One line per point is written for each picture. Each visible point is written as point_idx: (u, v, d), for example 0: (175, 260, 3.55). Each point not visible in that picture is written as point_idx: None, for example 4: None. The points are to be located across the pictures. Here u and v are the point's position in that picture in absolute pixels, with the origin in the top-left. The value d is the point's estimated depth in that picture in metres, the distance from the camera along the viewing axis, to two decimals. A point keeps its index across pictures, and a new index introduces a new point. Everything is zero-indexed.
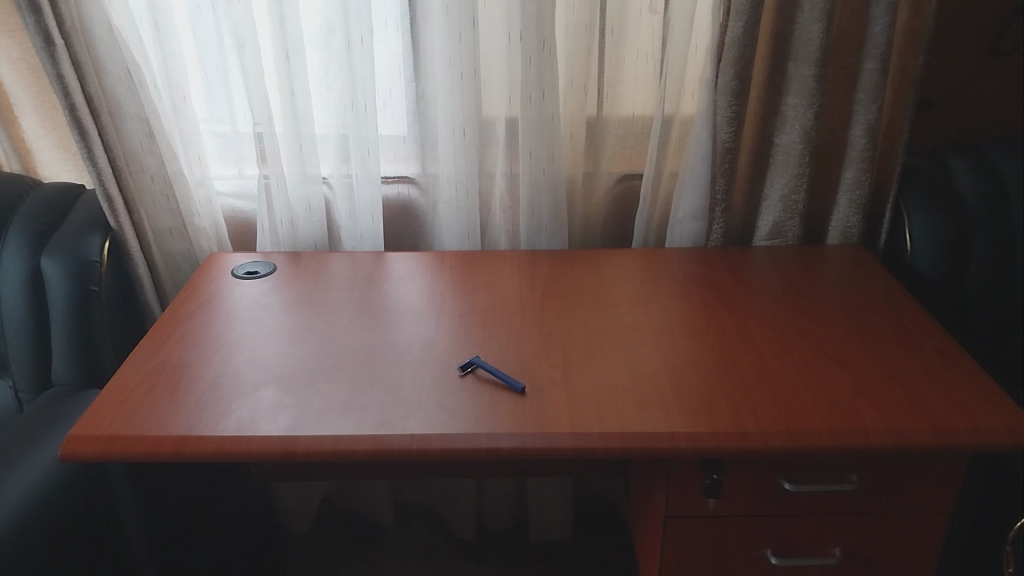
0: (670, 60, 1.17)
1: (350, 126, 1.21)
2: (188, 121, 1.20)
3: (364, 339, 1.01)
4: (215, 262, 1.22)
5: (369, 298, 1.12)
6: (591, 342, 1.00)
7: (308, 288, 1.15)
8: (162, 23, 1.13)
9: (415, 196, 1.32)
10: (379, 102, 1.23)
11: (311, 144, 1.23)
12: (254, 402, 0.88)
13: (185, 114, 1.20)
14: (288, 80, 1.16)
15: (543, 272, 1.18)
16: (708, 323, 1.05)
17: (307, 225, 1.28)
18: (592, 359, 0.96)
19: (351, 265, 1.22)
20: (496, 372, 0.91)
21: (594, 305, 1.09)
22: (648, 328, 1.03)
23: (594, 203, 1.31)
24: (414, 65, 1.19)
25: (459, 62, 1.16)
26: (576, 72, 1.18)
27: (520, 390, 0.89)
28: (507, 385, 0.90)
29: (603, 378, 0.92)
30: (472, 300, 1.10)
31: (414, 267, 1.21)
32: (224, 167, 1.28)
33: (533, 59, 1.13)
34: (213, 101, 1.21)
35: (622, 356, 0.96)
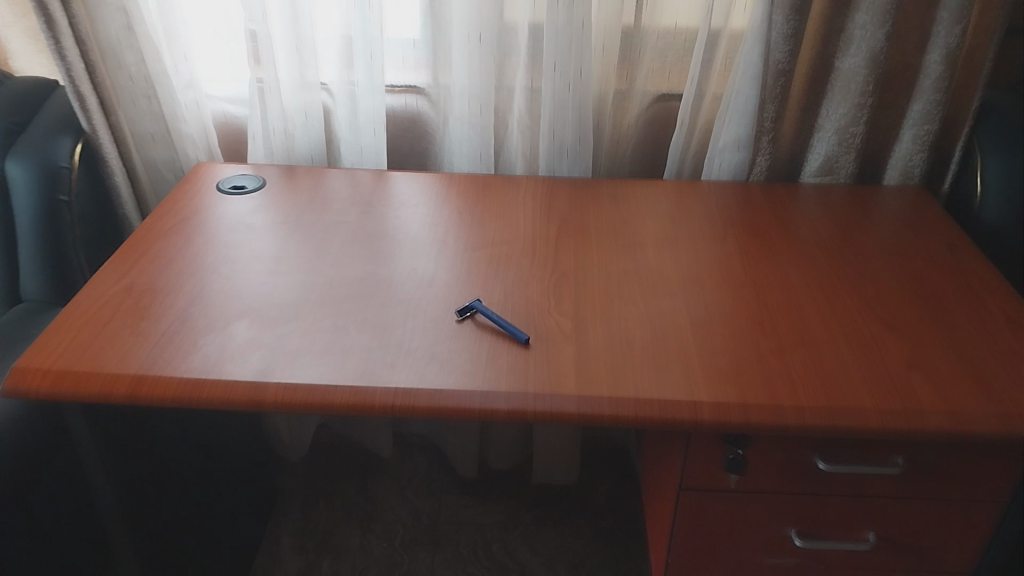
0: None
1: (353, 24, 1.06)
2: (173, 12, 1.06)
3: (355, 269, 0.90)
4: (201, 175, 1.11)
5: (364, 223, 1.00)
6: (608, 287, 0.88)
7: (299, 207, 1.03)
8: None
9: (424, 109, 1.18)
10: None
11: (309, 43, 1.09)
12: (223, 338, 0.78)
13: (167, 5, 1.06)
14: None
15: (561, 204, 1.05)
16: (742, 273, 0.92)
17: (304, 136, 1.16)
18: (607, 307, 0.84)
19: (351, 183, 1.10)
20: (495, 318, 0.80)
21: (616, 245, 0.96)
22: (672, 275, 0.91)
23: (624, 128, 1.16)
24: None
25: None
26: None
27: (523, 340, 0.78)
28: (509, 336, 0.79)
29: (619, 330, 0.80)
30: (480, 232, 0.98)
31: (418, 188, 1.09)
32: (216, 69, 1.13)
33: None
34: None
35: (641, 306, 0.85)
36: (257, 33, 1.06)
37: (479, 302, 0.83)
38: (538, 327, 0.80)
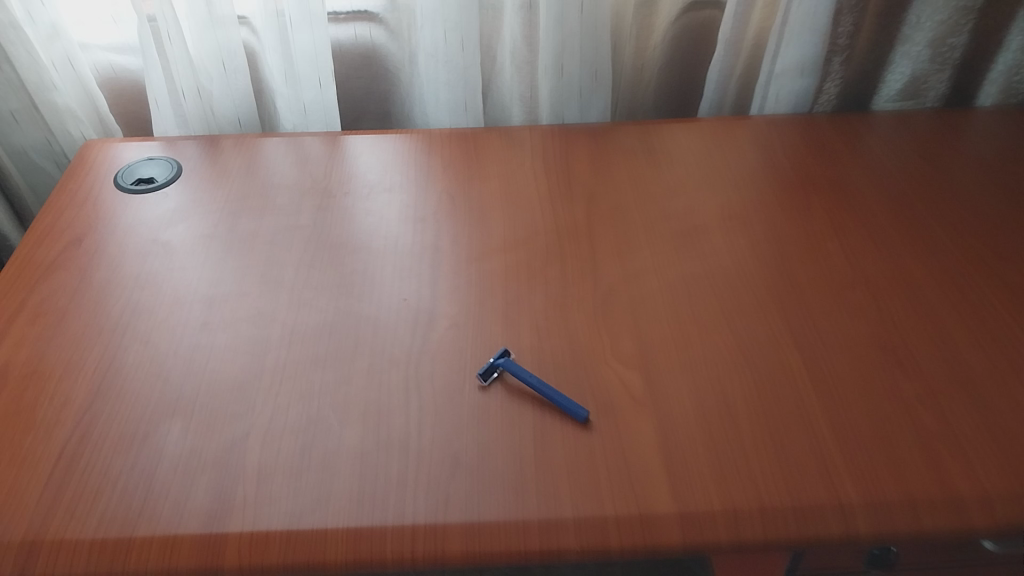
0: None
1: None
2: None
3: (321, 309, 0.65)
4: (91, 161, 0.82)
5: (323, 228, 0.73)
6: (676, 304, 0.65)
7: (232, 205, 0.76)
8: None
9: (381, 40, 0.88)
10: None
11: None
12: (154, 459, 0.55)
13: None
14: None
15: (581, 172, 0.80)
16: (843, 255, 0.69)
17: (225, 91, 0.86)
18: (684, 340, 0.61)
19: (296, 159, 0.82)
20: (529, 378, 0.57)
21: (669, 233, 0.72)
22: (755, 270, 0.68)
23: (647, 51, 0.89)
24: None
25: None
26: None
27: (584, 419, 0.55)
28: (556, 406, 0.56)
29: (708, 378, 0.58)
30: (485, 227, 0.73)
31: (388, 159, 0.82)
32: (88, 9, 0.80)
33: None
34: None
35: (727, 332, 0.62)
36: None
37: (503, 356, 0.60)
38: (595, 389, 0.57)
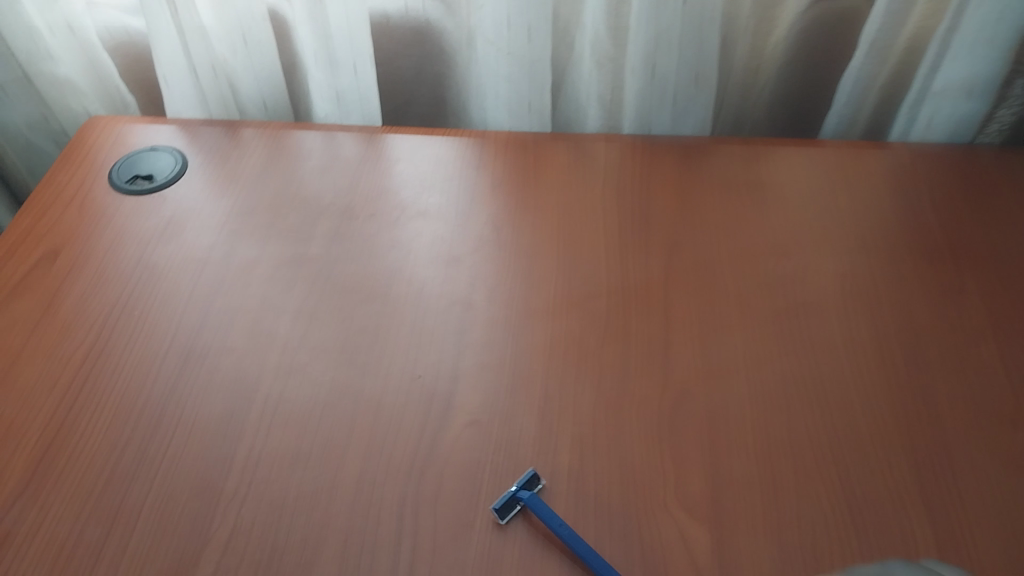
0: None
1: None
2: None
3: (317, 379, 0.52)
4: (90, 145, 0.70)
5: (335, 266, 0.59)
6: (771, 422, 0.50)
7: (236, 219, 0.63)
8: None
9: (436, 14, 0.72)
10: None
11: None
12: None
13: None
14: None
15: (664, 208, 0.63)
16: (1004, 369, 0.52)
17: (247, 67, 0.73)
18: (777, 480, 0.47)
19: (322, 162, 0.68)
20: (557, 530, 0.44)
21: (772, 312, 0.56)
22: (881, 380, 0.52)
23: (766, 47, 0.70)
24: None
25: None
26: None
27: None
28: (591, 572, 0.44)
29: (802, 546, 0.44)
30: (534, 279, 0.58)
31: (432, 171, 0.67)
32: None
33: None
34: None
35: (835, 475, 0.47)
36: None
37: (530, 484, 0.47)
38: (640, 558, 0.44)
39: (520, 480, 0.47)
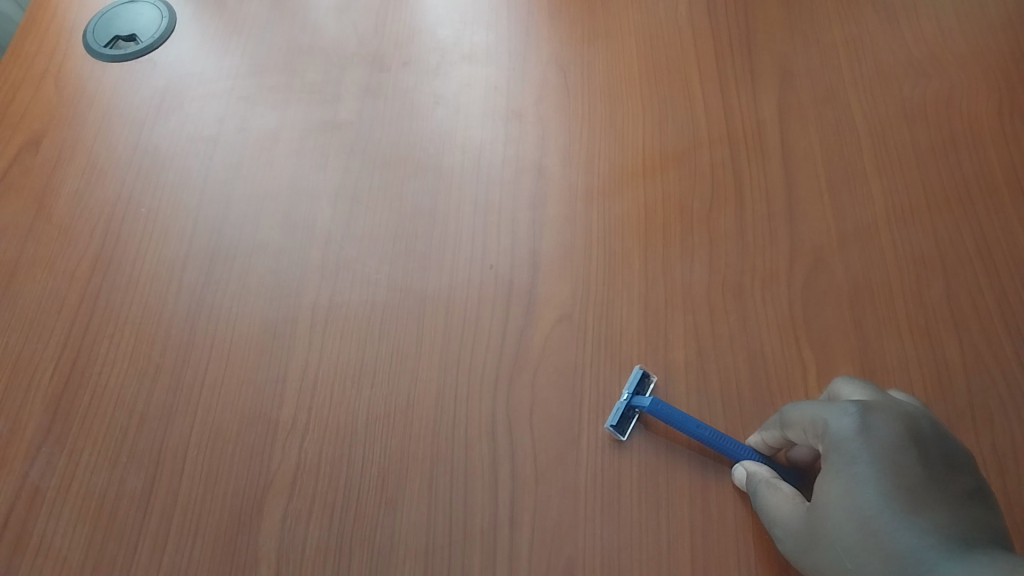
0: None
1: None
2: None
3: (371, 278, 0.43)
4: (58, 2, 0.57)
5: (372, 131, 0.49)
6: (928, 279, 0.41)
7: (242, 80, 0.52)
8: None
9: None
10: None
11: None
12: (136, 537, 0.37)
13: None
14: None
15: (767, 27, 0.51)
16: None
17: None
18: (936, 346, 0.39)
19: (337, 1, 0.55)
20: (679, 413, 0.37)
21: (913, 153, 0.45)
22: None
23: None
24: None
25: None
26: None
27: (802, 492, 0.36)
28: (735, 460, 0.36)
29: (971, 412, 0.37)
30: (616, 132, 0.47)
31: (473, 1, 0.55)
32: None
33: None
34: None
35: (1007, 336, 0.39)
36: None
37: (642, 383, 0.39)
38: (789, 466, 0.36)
39: (630, 385, 0.38)
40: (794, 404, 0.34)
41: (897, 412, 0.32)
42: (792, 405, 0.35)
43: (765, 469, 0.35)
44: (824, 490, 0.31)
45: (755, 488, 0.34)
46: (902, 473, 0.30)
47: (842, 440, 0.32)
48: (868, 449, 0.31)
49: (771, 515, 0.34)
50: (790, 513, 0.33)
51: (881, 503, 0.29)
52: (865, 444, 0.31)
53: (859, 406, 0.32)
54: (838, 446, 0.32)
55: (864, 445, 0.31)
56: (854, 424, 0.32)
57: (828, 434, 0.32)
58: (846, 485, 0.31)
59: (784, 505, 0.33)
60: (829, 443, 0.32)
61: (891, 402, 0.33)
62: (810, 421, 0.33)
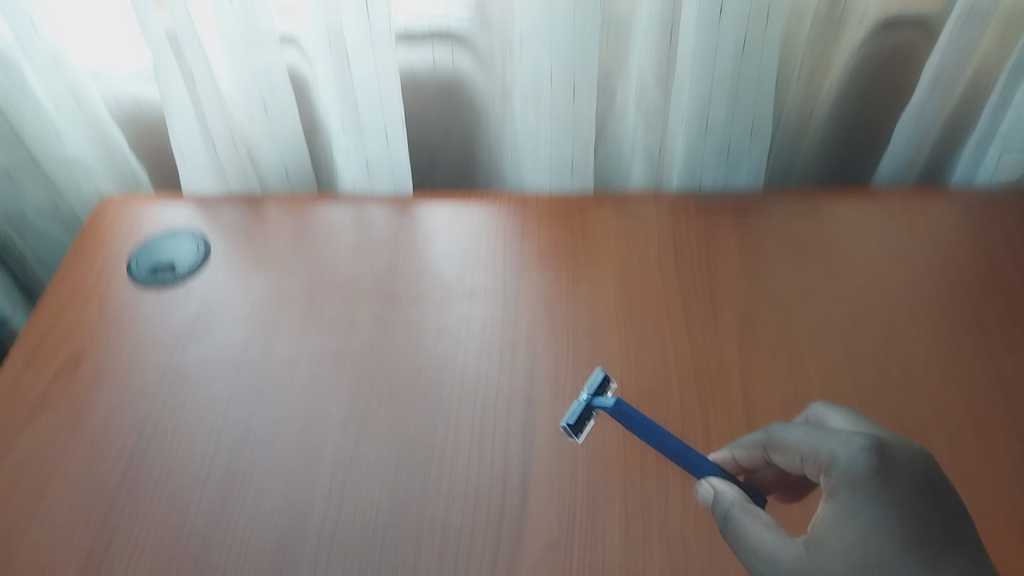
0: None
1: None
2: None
3: (374, 501, 0.48)
4: (107, 232, 0.65)
5: (381, 359, 0.55)
6: None
7: (265, 309, 0.59)
8: None
9: (467, 71, 0.67)
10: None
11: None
12: None
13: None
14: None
15: (728, 279, 0.59)
16: (1005, 389, 0.52)
17: (269, 141, 0.67)
18: None
19: (354, 239, 0.63)
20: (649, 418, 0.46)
21: (858, 396, 0.52)
22: (974, 432, 0.49)
23: (824, 86, 0.65)
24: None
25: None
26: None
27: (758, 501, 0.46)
28: (721, 488, 0.44)
29: None
30: (598, 367, 0.54)
31: (474, 244, 0.63)
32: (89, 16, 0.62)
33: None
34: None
35: None
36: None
37: (600, 389, 0.46)
38: (752, 484, 0.48)
39: (591, 387, 0.46)
40: (797, 429, 0.43)
41: (894, 442, 0.41)
42: (790, 428, 0.44)
43: (733, 494, 0.43)
44: (837, 528, 0.39)
45: (725, 512, 0.43)
46: (916, 519, 0.38)
47: (854, 473, 0.40)
48: (885, 497, 0.39)
49: (753, 542, 0.41)
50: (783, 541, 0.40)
51: (900, 556, 0.38)
52: (882, 495, 0.39)
53: (873, 444, 0.40)
54: (852, 484, 0.39)
55: (880, 492, 0.39)
56: (879, 479, 0.39)
57: (847, 472, 0.40)
58: (863, 527, 0.38)
59: (767, 535, 0.41)
60: (841, 475, 0.40)
61: (890, 435, 0.42)
62: (824, 453, 0.41)
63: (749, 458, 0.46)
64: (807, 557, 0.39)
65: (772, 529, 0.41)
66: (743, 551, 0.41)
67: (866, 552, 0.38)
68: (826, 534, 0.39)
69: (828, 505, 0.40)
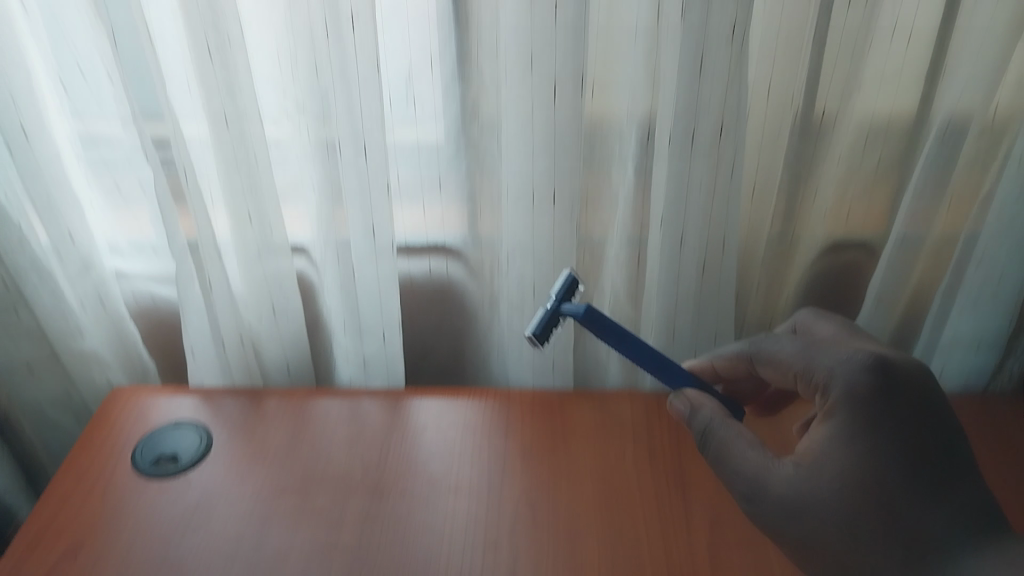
0: (972, 23, 0.56)
1: (339, 143, 0.61)
2: (43, 139, 0.62)
3: None
4: (115, 424, 0.69)
5: (367, 553, 0.57)
6: None
7: (260, 504, 0.62)
8: None
9: (459, 277, 0.75)
10: (391, 95, 0.63)
11: (278, 172, 0.67)
12: None
13: (17, 135, 0.61)
14: (211, 55, 0.56)
15: (698, 479, 0.62)
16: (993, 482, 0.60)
17: (275, 339, 0.73)
18: None
19: (347, 434, 0.68)
20: (630, 332, 0.56)
21: None
22: None
23: (781, 299, 0.72)
24: (457, 28, 0.60)
25: (541, 38, 0.56)
26: (776, 53, 0.58)
27: (745, 359, 0.57)
28: (705, 403, 0.54)
29: None
30: (576, 566, 0.56)
31: (460, 441, 0.67)
32: (123, 227, 0.69)
33: (706, 28, 0.53)
34: (78, 107, 0.62)
35: None
36: (178, 169, 0.62)
37: (566, 294, 0.56)
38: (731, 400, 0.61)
39: (558, 289, 0.57)
40: (784, 344, 0.54)
41: (900, 363, 0.50)
42: (777, 343, 0.55)
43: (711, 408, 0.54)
44: (830, 429, 0.49)
45: (706, 426, 0.53)
46: (916, 433, 0.47)
47: (854, 387, 0.49)
48: (884, 414, 0.48)
49: (739, 464, 0.51)
50: (783, 480, 0.49)
51: (900, 482, 0.46)
52: (880, 420, 0.48)
53: (875, 359, 0.50)
54: (853, 400, 0.49)
55: (878, 413, 0.48)
56: (879, 398, 0.48)
57: (847, 389, 0.49)
58: (865, 439, 0.47)
59: (750, 457, 0.51)
60: (841, 388, 0.49)
61: (895, 356, 0.51)
62: (823, 365, 0.51)
63: (731, 363, 0.59)
64: (805, 472, 0.48)
65: (758, 448, 0.51)
66: (733, 460, 0.51)
67: (858, 471, 0.47)
68: (825, 454, 0.48)
69: (828, 422, 0.49)
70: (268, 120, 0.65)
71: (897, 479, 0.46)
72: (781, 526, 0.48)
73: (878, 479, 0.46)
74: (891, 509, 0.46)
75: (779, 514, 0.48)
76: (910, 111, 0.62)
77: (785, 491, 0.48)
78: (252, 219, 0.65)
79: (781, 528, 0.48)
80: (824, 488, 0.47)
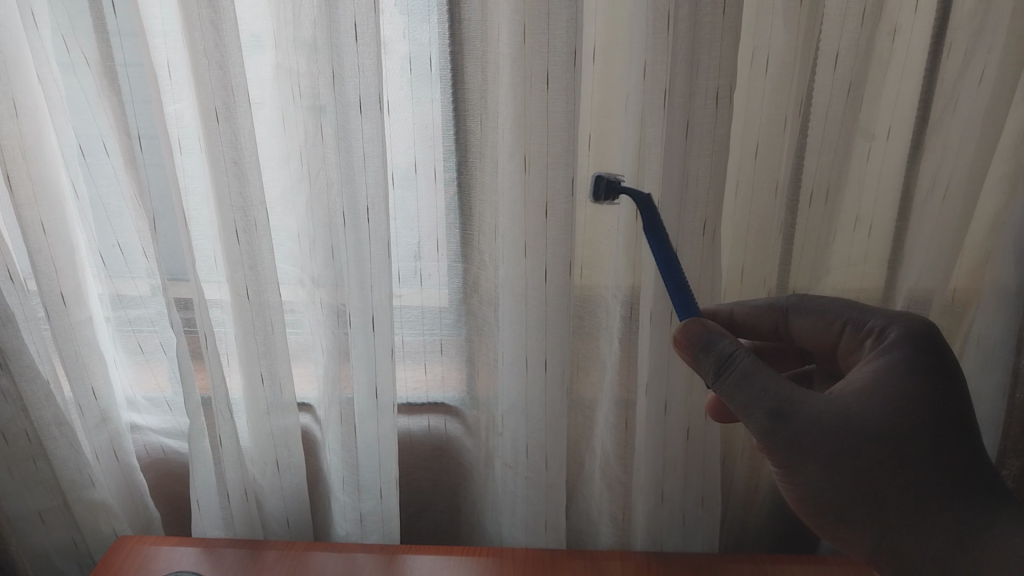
0: (922, 220, 0.62)
1: (349, 312, 0.65)
2: (78, 304, 0.67)
3: None
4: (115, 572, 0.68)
5: None
6: None
7: None
8: (22, 186, 0.60)
9: (456, 433, 0.79)
10: (400, 270, 0.69)
11: (292, 336, 0.73)
12: None
13: (55, 301, 0.65)
14: (239, 236, 0.62)
15: None
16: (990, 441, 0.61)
17: (276, 491, 0.75)
18: None
19: None
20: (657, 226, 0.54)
21: None
22: None
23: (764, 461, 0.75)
24: (461, 215, 0.67)
25: (534, 229, 0.60)
26: (746, 246, 0.64)
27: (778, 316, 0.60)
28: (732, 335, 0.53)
29: None
30: None
31: None
32: (144, 383, 0.75)
33: (679, 230, 0.58)
34: (112, 276, 0.68)
35: None
36: (199, 333, 0.66)
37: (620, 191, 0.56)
38: None
39: None
40: (828, 299, 0.59)
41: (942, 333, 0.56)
42: (820, 298, 0.59)
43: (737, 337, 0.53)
44: (884, 363, 0.52)
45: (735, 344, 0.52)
46: (953, 390, 0.52)
47: (915, 331, 0.53)
48: (935, 364, 0.52)
49: (772, 380, 0.51)
50: (817, 399, 0.51)
51: (934, 420, 0.50)
52: (928, 368, 0.52)
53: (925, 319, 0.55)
54: (909, 344, 0.53)
55: (930, 359, 0.52)
56: (933, 346, 0.53)
57: (907, 330, 0.54)
58: (914, 372, 0.52)
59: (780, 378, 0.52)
60: (902, 329, 0.54)
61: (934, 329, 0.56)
62: (880, 314, 0.55)
63: (759, 313, 0.60)
64: (847, 398, 0.51)
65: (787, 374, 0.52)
66: (772, 376, 0.51)
67: (899, 404, 0.50)
68: (870, 388, 0.51)
69: (880, 361, 0.53)
70: (287, 289, 0.71)
71: (937, 429, 0.50)
72: (808, 442, 0.50)
73: (922, 422, 0.50)
74: (925, 450, 0.50)
75: (811, 430, 0.50)
76: (875, 295, 0.68)
77: (824, 410, 0.50)
78: (264, 380, 0.68)
79: (817, 448, 0.50)
80: (866, 413, 0.50)
